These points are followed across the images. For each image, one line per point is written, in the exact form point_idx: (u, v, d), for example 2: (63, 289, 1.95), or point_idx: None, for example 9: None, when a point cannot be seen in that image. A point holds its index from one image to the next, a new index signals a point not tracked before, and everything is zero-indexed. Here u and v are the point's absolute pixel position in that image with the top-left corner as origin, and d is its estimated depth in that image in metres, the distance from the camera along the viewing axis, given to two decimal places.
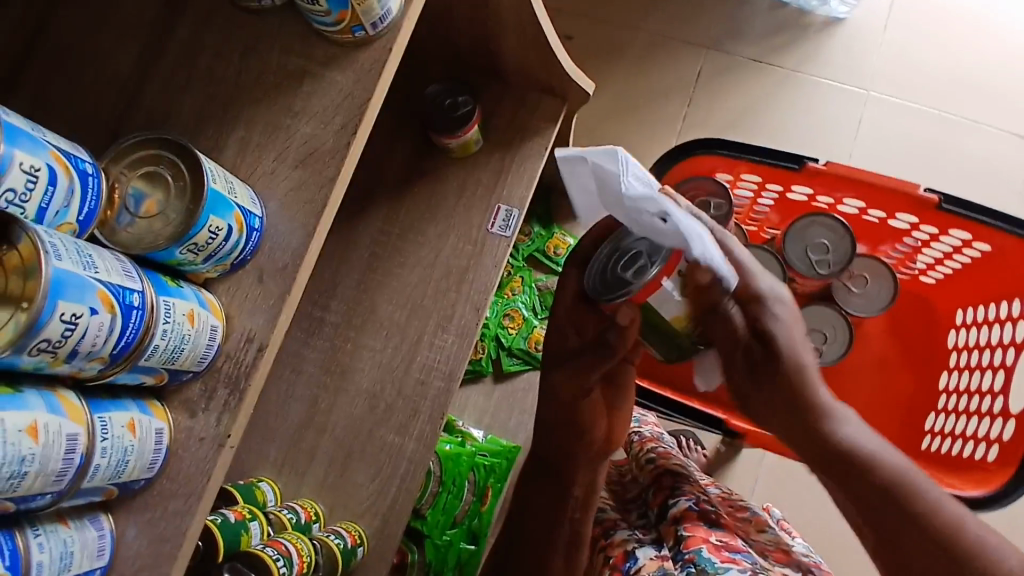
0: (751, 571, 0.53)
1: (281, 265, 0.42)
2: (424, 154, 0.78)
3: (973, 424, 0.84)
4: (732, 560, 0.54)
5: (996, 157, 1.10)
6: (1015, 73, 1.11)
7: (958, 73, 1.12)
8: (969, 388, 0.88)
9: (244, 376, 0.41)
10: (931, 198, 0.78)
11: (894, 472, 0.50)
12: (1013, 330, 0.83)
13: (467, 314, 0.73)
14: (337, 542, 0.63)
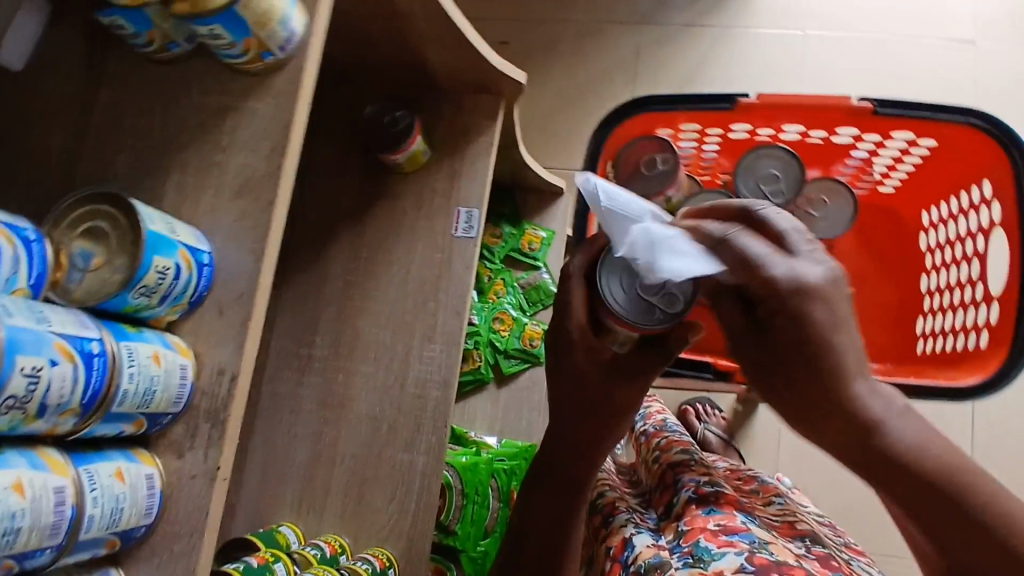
0: (747, 550, 0.60)
1: (239, 294, 0.44)
2: (376, 174, 0.82)
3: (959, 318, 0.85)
4: (728, 543, 0.62)
5: (879, 76, 1.36)
6: (874, 16, 1.39)
7: (831, 19, 1.39)
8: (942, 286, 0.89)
9: (222, 408, 0.42)
10: (864, 104, 0.76)
11: (949, 460, 0.42)
12: (988, 213, 0.80)
13: (449, 320, 0.78)
14: (365, 567, 0.69)
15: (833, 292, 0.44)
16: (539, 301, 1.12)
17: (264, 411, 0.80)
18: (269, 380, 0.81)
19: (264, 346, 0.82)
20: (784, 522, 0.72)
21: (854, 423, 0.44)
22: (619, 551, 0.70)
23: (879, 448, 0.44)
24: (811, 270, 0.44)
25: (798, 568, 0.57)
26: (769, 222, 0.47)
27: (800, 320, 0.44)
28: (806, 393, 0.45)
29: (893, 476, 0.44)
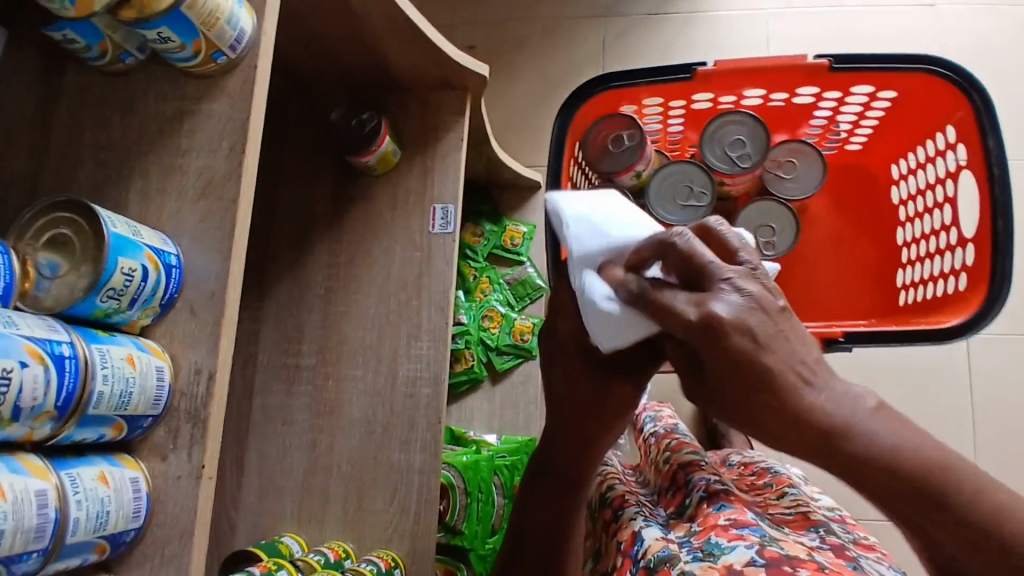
0: (757, 543, 0.59)
1: (210, 293, 0.44)
2: (348, 180, 0.82)
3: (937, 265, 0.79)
4: (739, 538, 0.60)
5: (841, 44, 1.37)
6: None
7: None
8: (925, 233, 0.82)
9: (202, 407, 0.42)
10: (822, 62, 0.73)
11: (919, 465, 0.39)
12: (955, 157, 0.77)
13: (434, 317, 0.78)
14: (370, 568, 0.69)
15: (748, 319, 0.42)
16: (526, 295, 1.12)
17: (256, 424, 0.80)
18: (259, 393, 0.80)
19: (252, 359, 0.82)
20: (798, 515, 0.71)
21: (818, 435, 0.41)
22: (628, 545, 0.68)
23: (848, 454, 0.41)
24: (723, 306, 0.43)
25: (808, 563, 0.55)
26: (691, 250, 0.46)
27: (723, 356, 0.43)
28: (762, 409, 0.43)
29: (871, 479, 0.40)
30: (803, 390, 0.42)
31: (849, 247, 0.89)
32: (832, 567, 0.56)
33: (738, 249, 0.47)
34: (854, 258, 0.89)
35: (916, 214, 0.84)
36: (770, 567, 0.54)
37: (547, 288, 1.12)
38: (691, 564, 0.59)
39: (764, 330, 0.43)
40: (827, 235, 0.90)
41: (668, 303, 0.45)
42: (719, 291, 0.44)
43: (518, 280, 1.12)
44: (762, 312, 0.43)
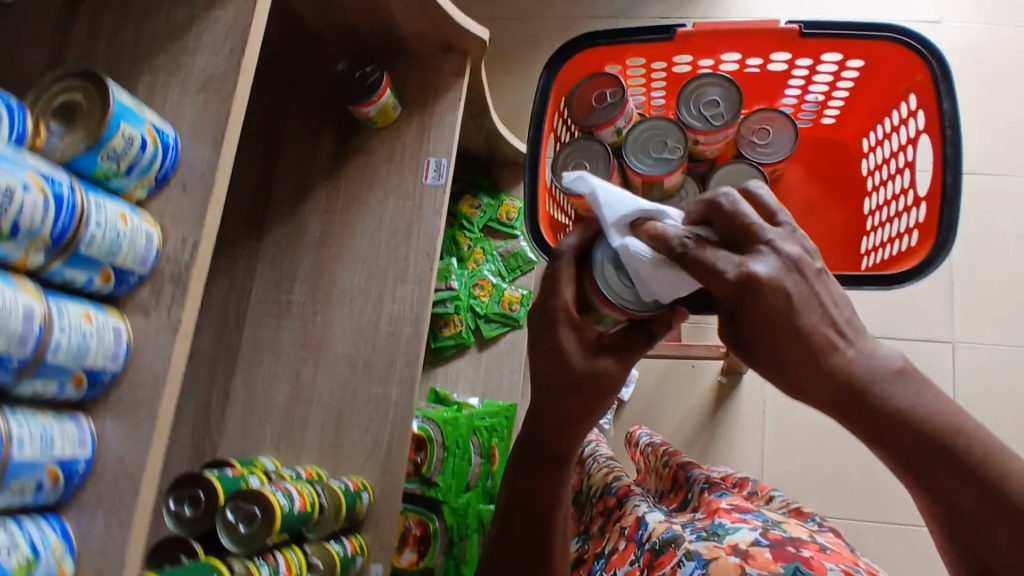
0: (760, 526, 0.59)
1: (203, 172, 0.48)
2: (348, 134, 0.85)
3: (889, 230, 0.69)
4: (742, 520, 0.61)
5: None
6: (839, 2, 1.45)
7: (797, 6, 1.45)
8: (882, 203, 0.72)
9: (185, 271, 0.46)
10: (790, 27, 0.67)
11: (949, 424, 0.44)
12: (910, 124, 0.68)
13: (420, 263, 0.81)
14: (339, 486, 0.71)
15: (787, 280, 0.43)
16: (518, 267, 1.16)
17: (245, 356, 0.82)
18: (249, 326, 0.83)
19: (246, 294, 0.84)
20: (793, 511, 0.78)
21: (843, 391, 0.44)
22: (633, 530, 0.70)
23: (869, 407, 0.44)
24: (761, 267, 0.43)
25: (811, 545, 0.56)
26: (737, 211, 0.45)
27: (761, 313, 0.44)
28: (793, 359, 0.44)
29: (885, 427, 0.44)
30: (836, 350, 0.44)
31: (818, 216, 0.76)
32: (830, 548, 0.58)
33: (775, 210, 0.47)
34: (819, 222, 0.76)
35: (878, 185, 0.73)
36: (774, 546, 0.54)
37: (538, 263, 1.15)
38: (695, 542, 0.58)
39: (801, 290, 0.44)
40: (799, 204, 0.77)
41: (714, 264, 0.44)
42: (759, 252, 0.44)
43: (512, 253, 1.16)
44: (799, 273, 0.44)
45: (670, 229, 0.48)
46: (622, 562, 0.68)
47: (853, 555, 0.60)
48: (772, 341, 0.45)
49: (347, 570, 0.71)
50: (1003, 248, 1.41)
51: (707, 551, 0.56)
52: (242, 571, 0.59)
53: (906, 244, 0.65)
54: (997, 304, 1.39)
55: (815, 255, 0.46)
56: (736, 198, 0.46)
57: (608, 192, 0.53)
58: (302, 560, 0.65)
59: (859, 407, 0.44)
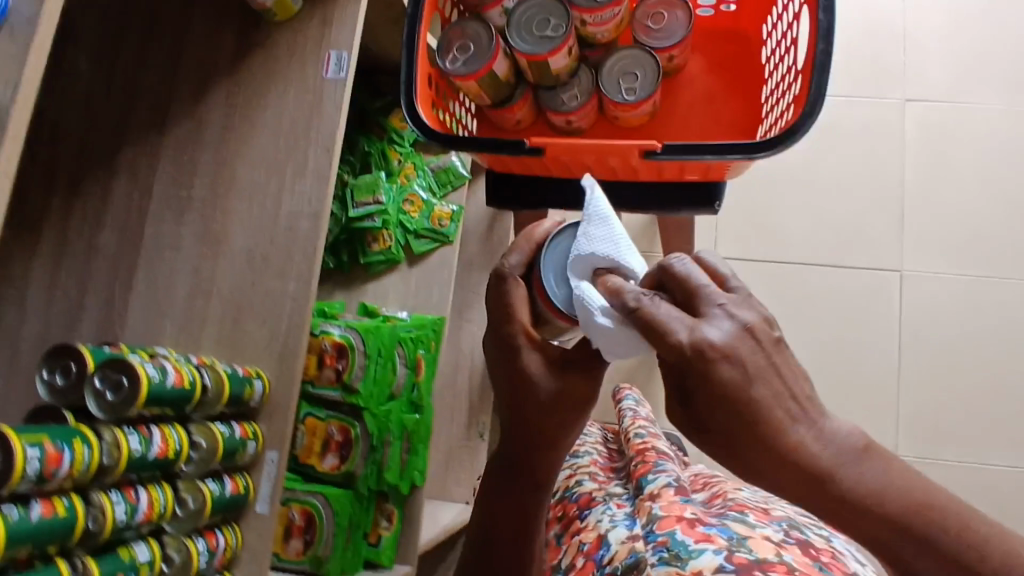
0: (724, 547, 0.70)
1: (31, 19, 0.48)
2: (249, 29, 0.83)
3: (774, 113, 0.69)
4: (706, 539, 0.72)
5: None
6: None
7: None
8: (772, 89, 0.72)
9: (5, 113, 0.46)
10: None
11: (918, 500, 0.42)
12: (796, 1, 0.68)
13: (319, 157, 0.80)
14: (225, 370, 0.72)
15: (740, 346, 0.43)
16: (448, 182, 1.18)
17: (146, 251, 0.81)
18: (151, 223, 0.81)
19: (147, 192, 0.82)
20: (762, 508, 0.88)
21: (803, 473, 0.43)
22: (593, 548, 0.83)
23: (826, 488, 0.43)
24: (713, 333, 0.43)
25: (778, 566, 0.68)
26: (687, 275, 0.47)
27: (714, 386, 0.42)
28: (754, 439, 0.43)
29: (849, 509, 0.43)
30: (791, 425, 0.43)
31: (717, 108, 0.77)
32: (796, 567, 0.69)
33: (729, 278, 0.49)
34: (713, 116, 0.77)
35: (771, 72, 0.73)
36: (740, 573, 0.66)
37: (469, 177, 1.18)
38: (658, 567, 0.70)
39: (754, 359, 0.43)
40: (697, 97, 0.78)
41: (664, 331, 0.44)
42: (712, 316, 0.45)
43: (442, 168, 1.18)
44: (749, 339, 0.44)
45: (625, 287, 0.48)
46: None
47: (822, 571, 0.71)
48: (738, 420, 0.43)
49: (235, 453, 0.72)
50: (956, 179, 1.43)
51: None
52: (111, 439, 0.59)
53: (785, 120, 0.65)
54: (946, 235, 1.41)
55: (773, 323, 0.46)
56: (688, 262, 0.48)
57: (598, 226, 0.57)
58: (183, 438, 0.66)
59: (813, 490, 0.43)
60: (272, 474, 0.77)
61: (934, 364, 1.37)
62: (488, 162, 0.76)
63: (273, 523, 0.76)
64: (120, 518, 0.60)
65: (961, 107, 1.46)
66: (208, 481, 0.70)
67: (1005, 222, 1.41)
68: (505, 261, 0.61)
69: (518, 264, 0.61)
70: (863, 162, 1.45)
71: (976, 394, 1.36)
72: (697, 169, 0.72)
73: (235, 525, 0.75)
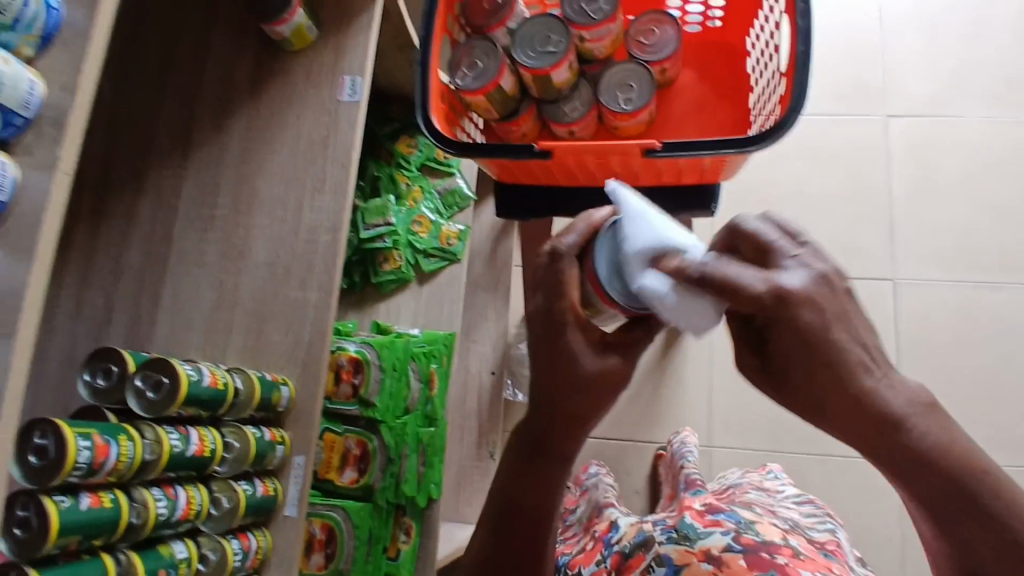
0: (732, 530, 0.68)
1: (83, 30, 0.51)
2: (268, 58, 0.89)
3: (762, 114, 0.74)
4: (714, 524, 0.70)
5: None
6: None
7: None
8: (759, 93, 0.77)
9: (65, 115, 0.50)
10: None
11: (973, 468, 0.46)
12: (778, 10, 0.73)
13: (336, 172, 0.84)
14: (255, 375, 0.75)
15: (817, 293, 0.46)
16: (455, 204, 1.21)
17: (171, 267, 0.84)
18: (176, 241, 0.85)
19: (173, 212, 0.86)
20: (764, 503, 0.94)
21: (867, 412, 0.48)
22: (605, 532, 0.83)
23: (894, 435, 0.47)
24: (788, 280, 0.46)
25: (784, 549, 0.66)
26: (756, 232, 0.50)
27: (790, 327, 0.47)
28: (824, 375, 0.49)
29: (913, 465, 0.47)
30: (862, 370, 0.48)
31: (709, 116, 0.82)
32: (803, 552, 0.67)
33: (798, 234, 0.51)
34: (705, 122, 0.82)
35: (756, 78, 0.79)
36: (747, 553, 0.64)
37: (474, 199, 1.21)
38: (666, 544, 0.68)
39: (833, 306, 0.47)
40: (688, 106, 0.83)
41: (737, 281, 0.45)
42: (786, 266, 0.47)
43: (449, 190, 1.21)
44: (827, 288, 0.47)
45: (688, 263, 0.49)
46: (588, 560, 0.80)
47: (828, 559, 0.69)
48: (813, 360, 0.48)
49: (265, 456, 0.75)
50: (941, 190, 1.49)
51: (678, 556, 0.65)
52: (152, 436, 0.61)
53: (772, 118, 0.70)
54: (935, 242, 1.46)
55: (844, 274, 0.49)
56: (757, 220, 0.50)
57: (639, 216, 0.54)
58: (217, 438, 0.69)
59: (878, 431, 0.48)
60: (299, 478, 0.79)
61: (932, 369, 1.39)
62: (497, 172, 0.81)
63: (301, 526, 0.78)
64: (161, 514, 0.62)
65: (941, 121, 1.52)
66: (241, 482, 0.73)
67: (991, 229, 1.46)
68: (558, 240, 0.57)
69: (572, 244, 0.57)
70: (850, 177, 1.51)
71: (977, 397, 1.37)
72: (692, 171, 0.76)
73: (265, 530, 0.77)
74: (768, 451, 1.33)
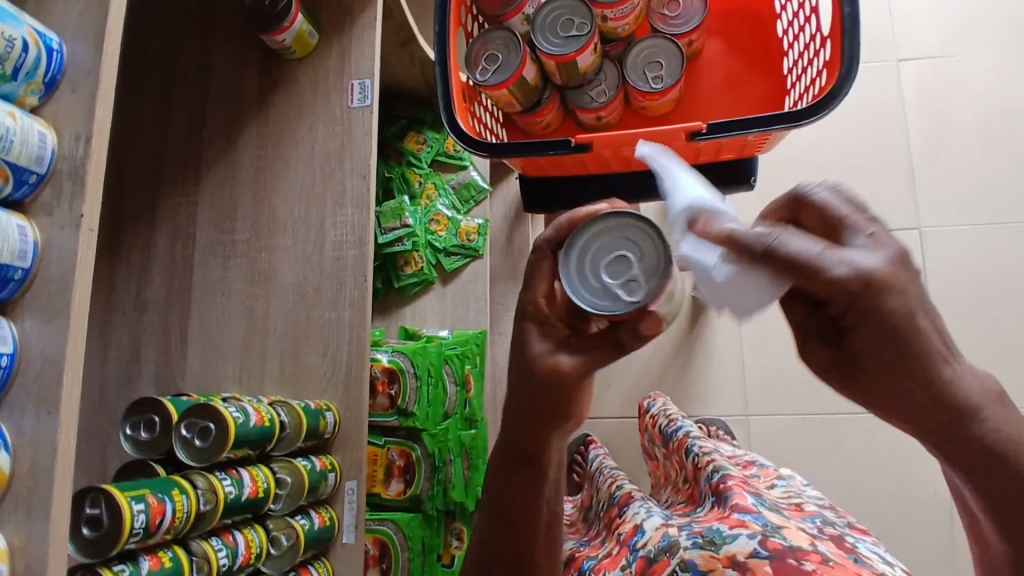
0: (760, 532, 0.60)
1: (91, 70, 0.48)
2: (272, 69, 0.84)
3: (803, 81, 0.70)
4: (742, 526, 0.61)
5: None
6: None
7: None
8: (796, 58, 0.73)
9: (81, 166, 0.46)
10: None
11: None
12: None
13: (357, 184, 0.81)
14: (299, 405, 0.72)
15: (902, 279, 0.35)
16: (471, 198, 1.17)
17: (195, 297, 0.81)
18: (197, 270, 0.82)
19: (190, 240, 0.82)
20: (793, 504, 0.76)
21: (938, 412, 0.36)
22: (629, 536, 0.72)
23: (975, 436, 0.36)
24: (872, 260, 0.34)
25: (813, 555, 0.57)
26: (828, 208, 0.38)
27: (874, 318, 0.35)
28: (895, 368, 0.36)
29: (993, 467, 0.37)
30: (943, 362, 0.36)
31: (740, 86, 0.78)
32: (834, 558, 0.58)
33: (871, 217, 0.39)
34: (739, 94, 0.78)
35: (790, 43, 0.75)
36: (774, 560, 0.56)
37: (489, 190, 1.17)
38: (691, 551, 0.60)
39: (918, 288, 0.35)
40: (718, 79, 0.79)
41: (827, 265, 0.34)
42: (858, 245, 0.35)
43: (463, 184, 1.18)
44: (914, 271, 0.35)
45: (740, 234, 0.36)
46: (613, 565, 0.70)
47: (859, 564, 0.59)
48: (885, 351, 0.36)
49: (318, 487, 0.72)
50: (960, 134, 1.39)
51: (703, 561, 0.58)
52: (204, 485, 0.59)
53: (818, 86, 0.66)
54: (957, 188, 1.37)
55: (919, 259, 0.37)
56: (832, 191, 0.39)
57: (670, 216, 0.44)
58: (269, 476, 0.66)
59: (956, 430, 0.37)
60: (354, 503, 0.76)
61: (968, 315, 1.31)
62: (522, 167, 0.77)
63: (360, 551, 0.76)
64: (223, 564, 0.60)
65: (954, 63, 1.42)
66: (298, 517, 0.70)
67: (1015, 171, 1.36)
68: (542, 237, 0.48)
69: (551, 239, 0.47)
70: (862, 131, 1.41)
71: (1017, 345, 1.29)
72: (734, 146, 0.72)
73: (325, 560, 0.75)
74: (803, 417, 1.23)
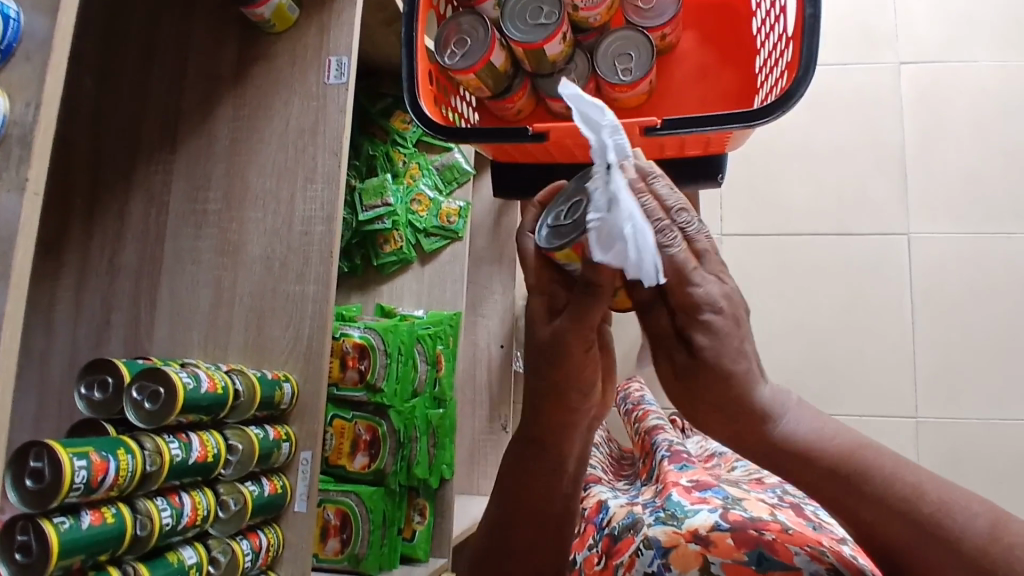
0: (719, 507, 0.59)
1: (45, 38, 0.49)
2: (251, 45, 0.86)
3: (769, 80, 0.70)
4: (702, 501, 0.61)
5: None
6: None
7: None
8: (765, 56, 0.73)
9: (31, 131, 0.47)
10: None
11: (839, 452, 0.45)
12: None
13: (328, 161, 0.81)
14: (254, 376, 0.74)
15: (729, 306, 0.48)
16: (454, 179, 1.19)
17: (167, 266, 0.83)
18: (170, 238, 0.83)
19: (164, 209, 0.84)
20: (753, 479, 0.76)
21: (746, 414, 0.47)
22: (594, 512, 0.73)
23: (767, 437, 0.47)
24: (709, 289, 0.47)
25: (772, 525, 0.56)
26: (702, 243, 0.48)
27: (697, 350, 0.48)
28: (718, 403, 0.48)
29: (794, 462, 0.46)
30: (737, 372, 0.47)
31: (711, 83, 0.78)
32: (793, 526, 0.57)
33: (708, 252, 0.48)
34: (709, 91, 0.78)
35: (761, 43, 0.75)
36: (735, 531, 0.54)
37: (473, 173, 1.19)
38: (654, 527, 0.58)
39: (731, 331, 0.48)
40: (690, 76, 0.79)
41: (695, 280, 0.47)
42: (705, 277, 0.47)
43: (448, 165, 1.20)
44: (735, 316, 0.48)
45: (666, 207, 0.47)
46: (581, 545, 0.69)
47: (820, 531, 0.57)
48: (711, 392, 0.48)
49: (270, 455, 0.74)
50: (953, 135, 1.37)
51: (666, 538, 0.55)
52: (152, 446, 0.60)
53: (779, 87, 0.66)
54: (951, 190, 1.35)
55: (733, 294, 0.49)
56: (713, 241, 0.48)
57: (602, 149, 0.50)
58: (220, 442, 0.68)
59: (759, 442, 0.47)
60: (307, 473, 0.79)
61: (951, 320, 1.31)
62: (492, 152, 0.78)
63: (311, 522, 0.78)
64: (166, 524, 0.61)
65: (953, 62, 1.40)
66: (247, 483, 0.73)
67: (1007, 176, 1.34)
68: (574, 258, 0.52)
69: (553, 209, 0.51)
70: (855, 128, 1.40)
71: (996, 352, 1.29)
72: (698, 143, 0.73)
73: (275, 526, 0.77)
74: None
